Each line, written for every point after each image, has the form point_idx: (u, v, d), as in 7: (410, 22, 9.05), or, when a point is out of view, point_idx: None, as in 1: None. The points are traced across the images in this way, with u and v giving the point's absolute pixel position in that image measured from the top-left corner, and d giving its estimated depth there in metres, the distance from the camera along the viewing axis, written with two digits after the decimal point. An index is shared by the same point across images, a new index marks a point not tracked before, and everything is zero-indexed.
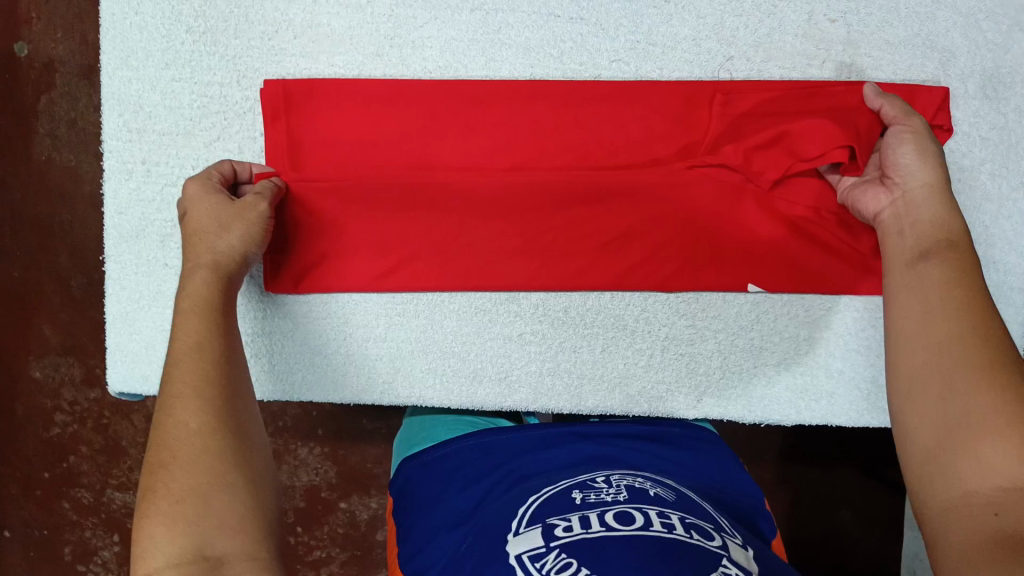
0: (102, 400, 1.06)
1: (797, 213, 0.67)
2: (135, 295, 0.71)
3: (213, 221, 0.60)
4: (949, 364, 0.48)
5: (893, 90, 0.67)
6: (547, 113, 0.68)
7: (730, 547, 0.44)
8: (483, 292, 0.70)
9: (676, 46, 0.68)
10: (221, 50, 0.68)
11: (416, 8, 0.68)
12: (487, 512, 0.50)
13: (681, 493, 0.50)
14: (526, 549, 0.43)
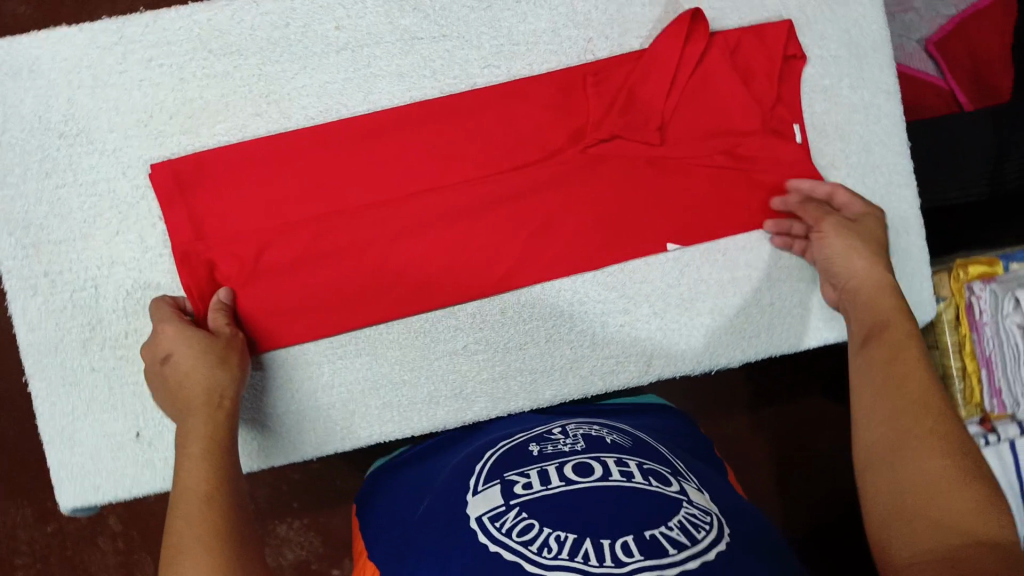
0: (62, 533, 1.01)
1: (688, 164, 0.72)
2: (69, 407, 0.68)
3: (205, 358, 0.60)
4: (897, 377, 0.56)
5: (738, 34, 0.73)
6: (434, 131, 0.70)
7: (686, 490, 0.51)
8: (419, 314, 0.71)
9: (537, 41, 0.72)
10: (100, 147, 0.68)
11: (284, 62, 0.69)
12: (452, 479, 0.57)
13: (638, 438, 0.59)
14: (485, 510, 0.48)
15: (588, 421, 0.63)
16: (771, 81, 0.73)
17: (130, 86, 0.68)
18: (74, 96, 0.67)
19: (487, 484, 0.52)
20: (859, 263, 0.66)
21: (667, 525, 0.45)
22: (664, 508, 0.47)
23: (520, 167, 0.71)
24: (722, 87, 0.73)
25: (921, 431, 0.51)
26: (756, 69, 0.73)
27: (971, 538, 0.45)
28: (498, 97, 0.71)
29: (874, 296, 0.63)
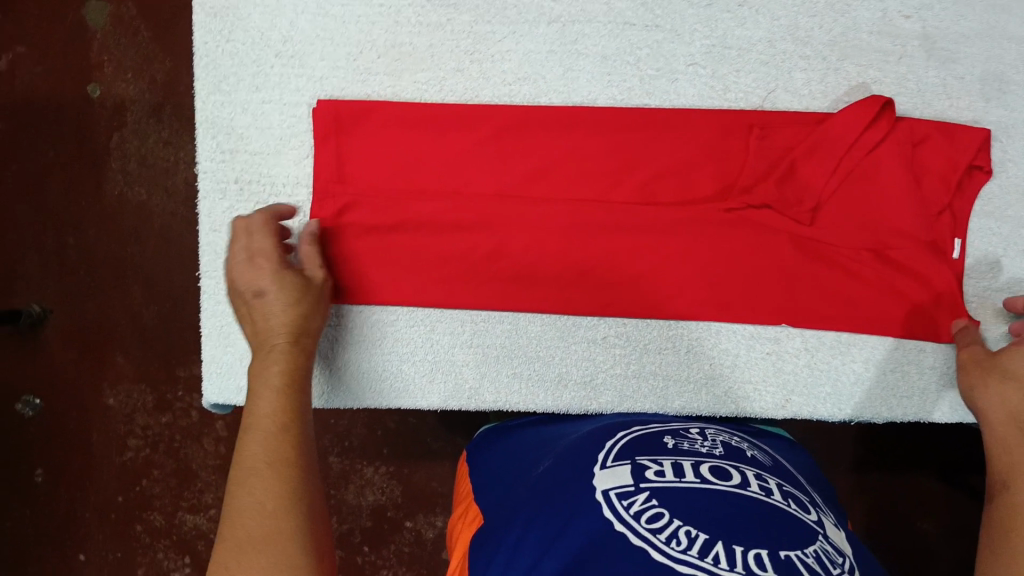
0: (174, 424, 1.08)
1: (834, 245, 0.69)
2: (231, 310, 0.72)
3: (296, 304, 0.62)
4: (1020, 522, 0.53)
5: (927, 126, 0.68)
6: (581, 152, 0.70)
7: (825, 524, 0.50)
8: (559, 310, 0.71)
9: (750, 48, 0.69)
10: (309, 72, 0.71)
11: (494, 24, 0.70)
12: (573, 453, 0.58)
13: (777, 459, 0.58)
14: (614, 487, 0.49)
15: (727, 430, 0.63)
16: (947, 187, 0.68)
17: (348, 20, 0.71)
18: (296, 20, 0.71)
19: (618, 461, 0.53)
20: (1006, 394, 0.60)
21: (802, 553, 0.44)
22: (800, 536, 0.46)
23: (661, 204, 0.70)
24: (893, 174, 0.68)
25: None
26: (930, 167, 0.68)
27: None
28: (660, 125, 0.70)
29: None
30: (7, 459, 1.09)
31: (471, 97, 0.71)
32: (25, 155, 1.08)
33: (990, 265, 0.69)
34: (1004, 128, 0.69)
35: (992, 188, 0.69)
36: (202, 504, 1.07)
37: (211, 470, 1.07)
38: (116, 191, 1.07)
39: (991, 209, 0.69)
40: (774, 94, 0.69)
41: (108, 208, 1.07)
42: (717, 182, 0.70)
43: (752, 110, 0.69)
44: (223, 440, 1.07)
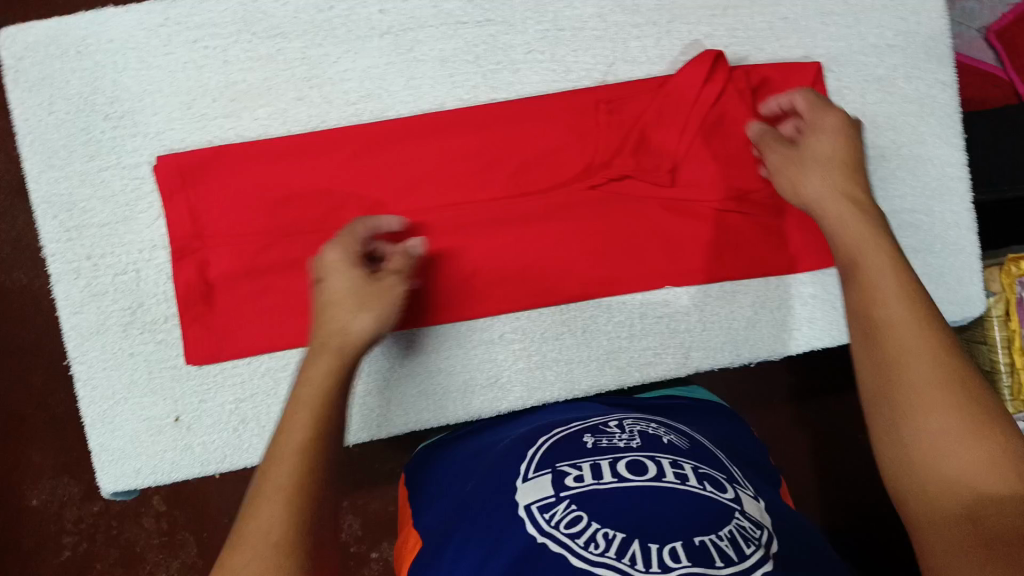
0: (107, 508, 1.03)
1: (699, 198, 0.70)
2: (109, 391, 0.70)
3: (352, 298, 0.61)
4: (900, 377, 0.50)
5: (765, 71, 0.70)
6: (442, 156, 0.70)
7: (741, 499, 0.52)
8: (449, 317, 0.71)
9: (584, 26, 0.70)
10: (144, 130, 0.68)
11: (326, 46, 0.68)
12: (506, 462, 0.57)
13: (694, 442, 0.59)
14: (535, 498, 0.50)
15: (647, 416, 0.63)
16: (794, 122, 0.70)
17: (175, 69, 0.68)
18: (118, 78, 0.68)
19: (538, 471, 0.54)
20: (822, 182, 0.63)
21: (716, 535, 0.46)
22: (714, 518, 0.48)
23: (528, 193, 0.70)
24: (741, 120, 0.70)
25: (936, 418, 0.47)
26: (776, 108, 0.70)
27: (977, 515, 0.43)
28: (513, 117, 0.70)
29: (865, 264, 0.57)
30: None
31: (318, 122, 0.69)
32: None
33: None
34: (834, 57, 0.71)
35: None
36: None
37: (156, 549, 1.02)
38: None
39: None
40: (614, 67, 0.70)
41: None
42: (580, 162, 0.70)
43: (597, 86, 0.70)
44: (164, 513, 1.02)
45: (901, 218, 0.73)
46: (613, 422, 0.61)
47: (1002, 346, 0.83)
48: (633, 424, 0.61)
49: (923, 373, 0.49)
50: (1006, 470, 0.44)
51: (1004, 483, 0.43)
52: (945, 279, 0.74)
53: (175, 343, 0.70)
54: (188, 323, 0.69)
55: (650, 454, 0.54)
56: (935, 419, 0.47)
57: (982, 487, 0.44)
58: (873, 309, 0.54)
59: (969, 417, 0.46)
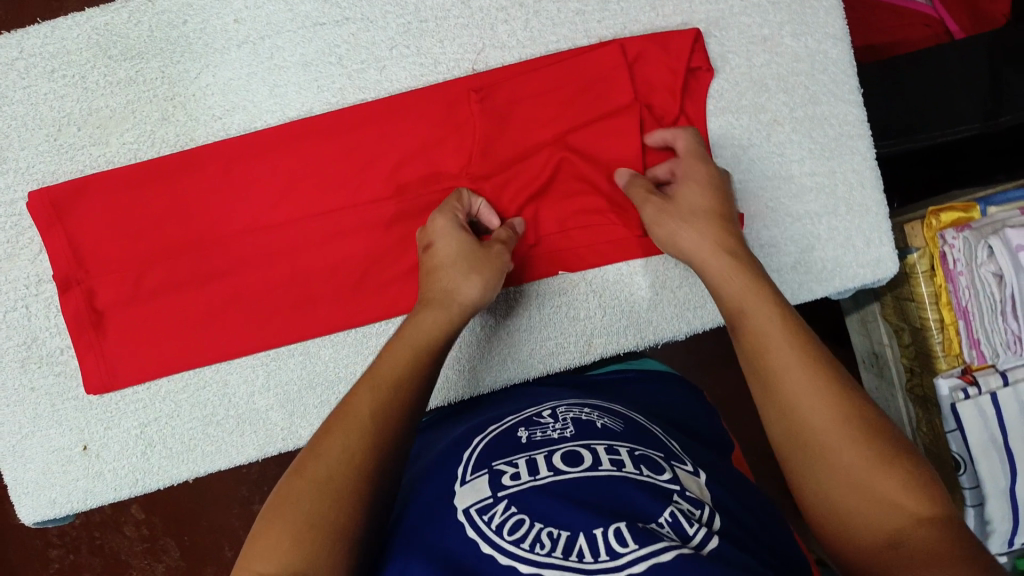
0: (87, 522, 1.06)
1: (585, 183, 0.68)
2: (15, 426, 0.69)
3: (458, 261, 0.60)
4: (785, 387, 0.47)
5: (641, 43, 0.66)
6: (315, 163, 0.68)
7: (678, 477, 0.47)
8: (344, 328, 0.69)
9: (447, 14, 0.67)
10: (13, 165, 0.67)
11: (185, 62, 0.67)
12: (433, 464, 0.52)
13: (629, 419, 0.54)
14: (474, 501, 0.45)
15: (581, 400, 0.57)
16: (674, 95, 0.67)
17: (36, 101, 0.67)
18: None
19: (475, 473, 0.48)
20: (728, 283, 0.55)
21: (657, 521, 0.43)
22: (653, 500, 0.44)
23: (408, 192, 0.68)
24: (621, 98, 0.66)
25: (846, 450, 0.44)
26: (654, 81, 0.67)
27: (898, 531, 0.41)
28: (383, 116, 0.68)
29: (758, 331, 0.51)
30: None
31: (187, 140, 0.68)
32: None
33: (740, 158, 0.69)
34: (714, 21, 0.68)
35: (720, 83, 0.69)
36: None
37: (139, 556, 1.05)
38: None
39: (726, 103, 0.69)
40: (483, 54, 0.68)
41: None
42: (459, 155, 0.68)
43: (469, 75, 0.68)
44: (142, 522, 1.05)
45: (805, 183, 0.69)
46: (546, 411, 0.56)
47: (929, 302, 0.77)
48: (568, 409, 0.55)
49: (817, 399, 0.46)
50: (929, 493, 0.42)
51: (925, 505, 0.41)
52: (853, 242, 0.69)
53: (74, 374, 0.69)
54: (82, 354, 0.68)
55: (585, 442, 0.49)
56: (843, 448, 0.44)
57: (902, 501, 0.41)
58: (756, 334, 0.50)
59: (874, 441, 0.44)
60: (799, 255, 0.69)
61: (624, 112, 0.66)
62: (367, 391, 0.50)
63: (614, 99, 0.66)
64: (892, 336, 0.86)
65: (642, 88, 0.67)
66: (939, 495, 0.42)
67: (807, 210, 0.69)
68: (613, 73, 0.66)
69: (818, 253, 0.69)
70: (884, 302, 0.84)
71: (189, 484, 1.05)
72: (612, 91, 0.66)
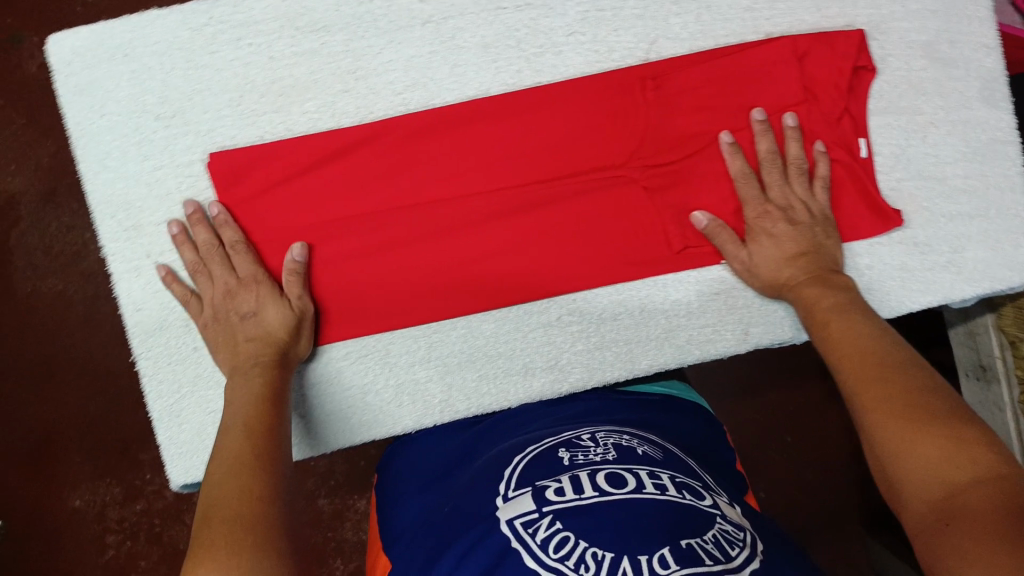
0: (149, 509, 1.06)
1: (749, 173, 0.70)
2: (175, 385, 0.70)
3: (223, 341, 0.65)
4: (851, 389, 0.54)
5: (811, 41, 0.69)
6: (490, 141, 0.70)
7: (719, 504, 0.52)
8: (509, 306, 0.71)
9: (624, 5, 0.70)
10: (194, 128, 0.69)
11: (370, 38, 0.69)
12: (472, 480, 0.57)
13: (667, 450, 0.58)
14: (516, 514, 0.49)
15: (619, 428, 0.61)
16: (840, 91, 0.69)
17: (220, 66, 0.68)
18: (167, 78, 0.68)
19: (517, 490, 0.52)
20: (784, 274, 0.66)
21: (703, 538, 0.46)
22: (699, 522, 0.48)
23: (576, 173, 0.70)
24: (787, 93, 0.69)
25: (892, 432, 0.49)
26: (821, 78, 0.70)
27: (943, 497, 0.44)
28: (558, 98, 0.70)
29: (836, 334, 0.59)
30: None
31: (366, 113, 0.70)
32: None
33: (898, 157, 0.72)
34: (876, 25, 0.71)
35: (880, 84, 0.72)
36: None
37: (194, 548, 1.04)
38: (28, 287, 1.07)
39: (885, 103, 0.72)
40: (656, 44, 0.70)
41: (28, 306, 1.06)
42: (628, 141, 0.70)
43: (643, 64, 0.70)
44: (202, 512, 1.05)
45: (957, 185, 0.71)
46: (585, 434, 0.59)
47: None
48: (606, 436, 0.58)
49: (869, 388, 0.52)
50: (968, 455, 0.45)
51: (966, 469, 0.44)
52: (1003, 244, 0.71)
53: None
54: None
55: (627, 466, 0.52)
56: (890, 431, 0.49)
57: (944, 470, 0.45)
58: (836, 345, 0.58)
59: (919, 420, 0.48)
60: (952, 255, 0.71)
61: (788, 108, 0.70)
62: (267, 434, 0.55)
63: (783, 95, 0.69)
64: (1005, 347, 0.88)
65: (811, 86, 0.70)
66: (983, 457, 0.44)
67: (958, 211, 0.71)
68: (784, 70, 0.69)
69: (969, 253, 0.71)
70: (1003, 312, 0.87)
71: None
72: (778, 87, 0.69)
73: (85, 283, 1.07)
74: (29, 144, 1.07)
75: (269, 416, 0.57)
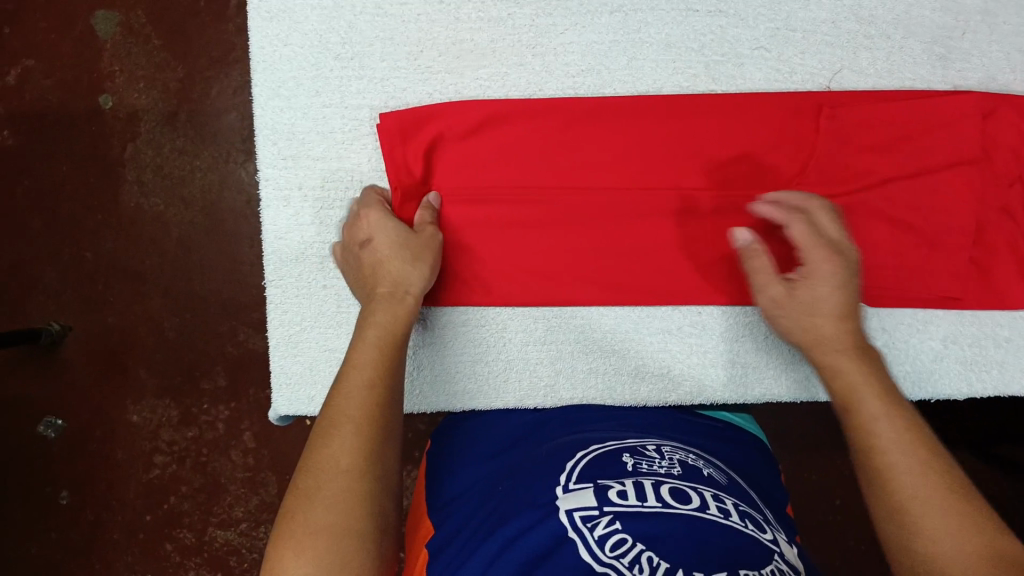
0: (200, 438, 1.07)
1: (910, 221, 0.67)
2: (297, 318, 0.71)
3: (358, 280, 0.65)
4: (888, 478, 0.50)
5: (1002, 100, 0.68)
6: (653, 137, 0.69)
7: (779, 541, 0.49)
8: (634, 307, 0.70)
9: (816, 30, 0.69)
10: (369, 74, 0.70)
11: (557, 17, 0.70)
12: (539, 467, 0.55)
13: (732, 478, 0.56)
14: (577, 506, 0.49)
15: (684, 445, 0.59)
16: (1020, 156, 0.67)
17: (407, 20, 0.70)
18: (354, 21, 0.70)
19: (578, 484, 0.52)
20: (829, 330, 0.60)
21: (761, 572, 0.44)
22: (757, 554, 0.46)
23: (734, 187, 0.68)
24: (966, 147, 0.67)
25: (944, 541, 0.46)
26: (1003, 139, 0.67)
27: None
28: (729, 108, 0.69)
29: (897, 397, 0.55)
30: (34, 480, 1.08)
31: (536, 89, 0.70)
32: (34, 176, 1.10)
33: None
34: None
35: None
36: (232, 519, 1.06)
37: (237, 484, 1.06)
38: (132, 202, 1.09)
39: None
40: (840, 74, 0.69)
41: (124, 219, 1.09)
42: (791, 164, 0.68)
43: (822, 92, 0.69)
44: (250, 450, 1.07)
45: None
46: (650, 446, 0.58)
47: None
48: (671, 450, 0.57)
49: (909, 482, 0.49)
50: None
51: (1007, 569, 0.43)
52: None
53: None
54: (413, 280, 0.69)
55: (692, 485, 0.51)
56: (942, 541, 0.46)
57: (997, 559, 0.44)
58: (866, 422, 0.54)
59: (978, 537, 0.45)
60: None
61: (961, 164, 0.67)
62: (372, 385, 0.55)
63: (961, 149, 0.67)
64: None
65: (992, 145, 0.67)
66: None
67: None
68: (967, 123, 0.67)
69: None
70: None
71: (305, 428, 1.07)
72: (958, 140, 0.67)
73: (185, 213, 1.08)
74: (160, 67, 1.09)
75: (392, 376, 0.56)
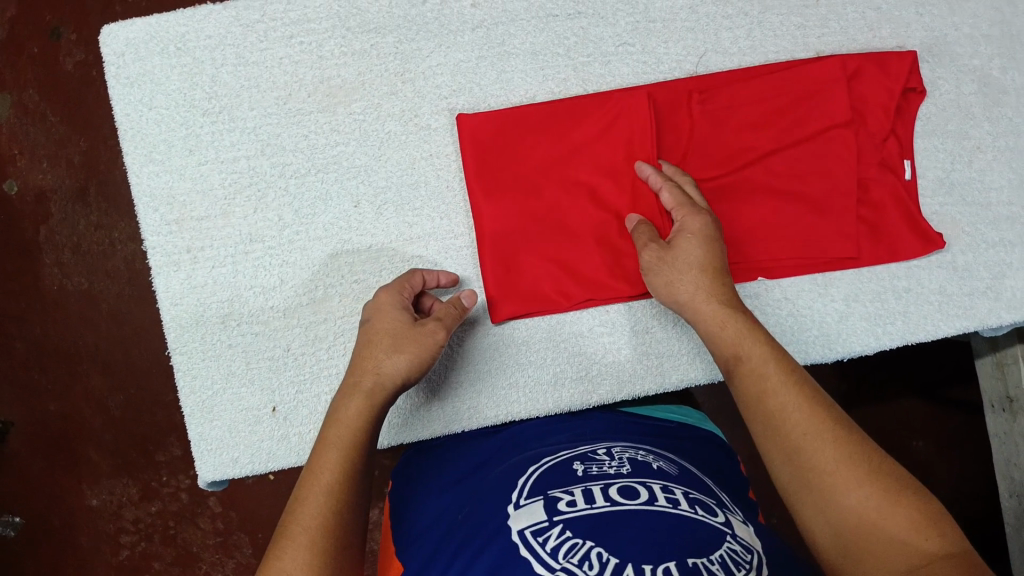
0: (164, 511, 1.05)
1: (794, 191, 0.69)
2: (208, 382, 0.70)
3: (389, 339, 0.60)
4: (787, 429, 0.51)
5: (863, 59, 0.69)
6: (539, 146, 0.69)
7: (732, 523, 0.49)
8: (543, 316, 0.71)
9: (675, 17, 0.71)
10: (242, 124, 0.70)
11: (420, 40, 0.70)
12: (493, 485, 0.55)
13: (684, 467, 0.55)
14: (529, 523, 0.47)
15: (636, 445, 0.58)
16: (887, 111, 0.69)
17: (271, 64, 0.69)
18: (217, 74, 0.69)
19: (529, 498, 0.50)
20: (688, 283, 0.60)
21: (708, 558, 0.44)
22: (705, 539, 0.45)
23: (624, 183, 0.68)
24: (837, 112, 0.68)
25: (856, 499, 0.47)
26: (869, 97, 0.69)
27: (916, 573, 0.44)
28: (605, 106, 0.69)
29: (759, 373, 0.54)
30: None
31: (411, 116, 0.70)
32: None
33: (943, 181, 0.71)
34: (927, 47, 0.72)
35: (928, 106, 0.72)
36: None
37: (211, 549, 1.04)
38: (55, 283, 1.05)
39: (933, 126, 0.72)
40: (705, 57, 0.71)
41: (49, 302, 1.05)
42: (672, 150, 0.69)
43: (689, 78, 0.70)
44: (219, 515, 1.05)
45: (1002, 211, 0.71)
46: (602, 450, 0.57)
47: None
48: (622, 451, 0.57)
49: (825, 441, 0.49)
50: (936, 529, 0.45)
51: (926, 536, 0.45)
52: None
53: (272, 335, 0.70)
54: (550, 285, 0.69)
55: (642, 480, 0.50)
56: (855, 497, 0.47)
57: (911, 525, 0.45)
58: (757, 376, 0.54)
59: (885, 490, 0.47)
60: (991, 281, 0.70)
61: (834, 127, 0.68)
62: (334, 448, 0.54)
63: (831, 114, 0.68)
64: None
65: (861, 105, 0.69)
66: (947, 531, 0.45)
67: (1002, 238, 0.70)
68: (834, 87, 0.68)
69: (1010, 280, 0.70)
70: None
71: (264, 485, 1.05)
72: (826, 105, 0.68)
73: (111, 284, 1.05)
74: (60, 142, 1.03)
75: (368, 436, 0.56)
